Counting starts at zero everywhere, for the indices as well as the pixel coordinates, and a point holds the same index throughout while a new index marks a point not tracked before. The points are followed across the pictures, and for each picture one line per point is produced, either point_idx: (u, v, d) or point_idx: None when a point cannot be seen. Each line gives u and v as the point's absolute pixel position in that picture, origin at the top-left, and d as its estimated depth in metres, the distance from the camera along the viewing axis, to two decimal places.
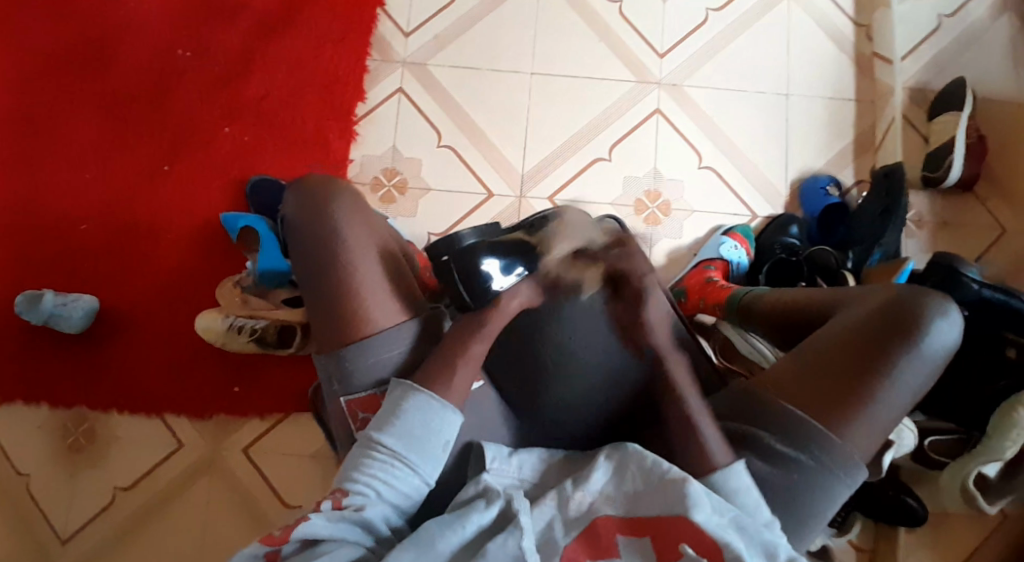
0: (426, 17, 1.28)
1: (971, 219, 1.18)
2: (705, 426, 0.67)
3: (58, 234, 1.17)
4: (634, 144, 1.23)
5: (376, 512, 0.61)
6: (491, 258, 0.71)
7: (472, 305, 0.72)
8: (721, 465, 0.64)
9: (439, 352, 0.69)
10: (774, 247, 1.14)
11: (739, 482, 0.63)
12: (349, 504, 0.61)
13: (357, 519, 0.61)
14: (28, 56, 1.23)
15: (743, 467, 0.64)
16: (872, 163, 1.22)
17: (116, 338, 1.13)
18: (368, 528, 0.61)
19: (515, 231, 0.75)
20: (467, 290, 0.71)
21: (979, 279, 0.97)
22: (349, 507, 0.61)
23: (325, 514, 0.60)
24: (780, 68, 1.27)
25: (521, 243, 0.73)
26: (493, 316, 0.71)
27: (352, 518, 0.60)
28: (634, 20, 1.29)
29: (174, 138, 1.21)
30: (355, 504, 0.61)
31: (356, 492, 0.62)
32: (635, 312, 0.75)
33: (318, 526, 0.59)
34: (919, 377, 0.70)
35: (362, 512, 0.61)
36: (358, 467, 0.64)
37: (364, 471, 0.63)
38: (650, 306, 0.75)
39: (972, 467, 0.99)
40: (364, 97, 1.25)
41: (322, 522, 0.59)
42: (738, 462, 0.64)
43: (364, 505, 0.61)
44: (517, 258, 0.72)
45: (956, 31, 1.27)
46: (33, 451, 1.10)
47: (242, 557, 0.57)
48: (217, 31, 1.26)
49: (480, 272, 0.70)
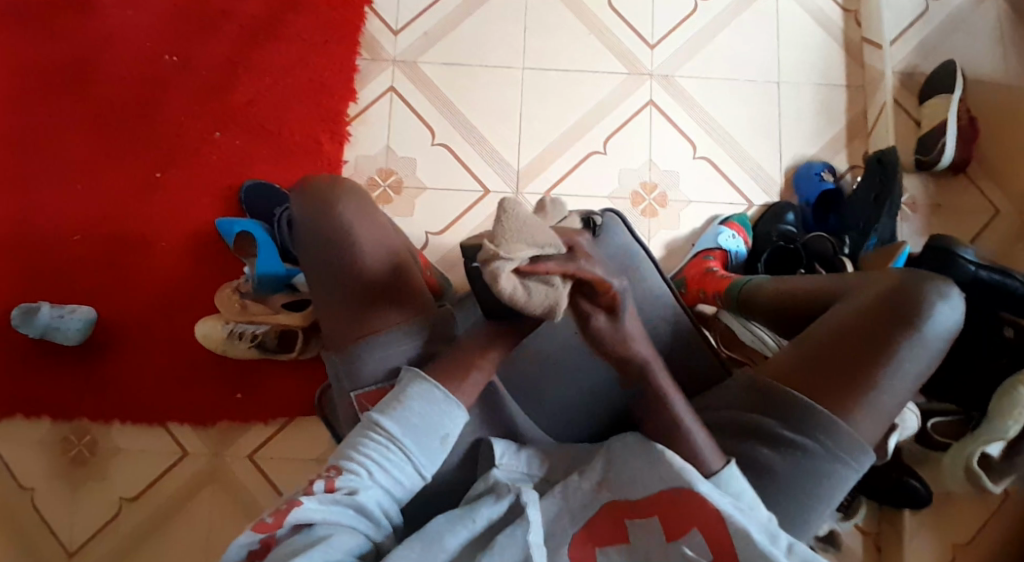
0: (416, 15, 1.28)
1: (963, 200, 1.19)
2: (681, 405, 0.65)
3: (53, 245, 1.16)
4: (628, 136, 1.23)
5: (369, 496, 0.61)
6: None
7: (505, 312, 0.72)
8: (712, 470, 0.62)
9: (452, 357, 0.69)
10: (771, 236, 1.14)
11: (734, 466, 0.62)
12: (342, 486, 0.61)
13: (350, 503, 0.60)
14: (16, 67, 1.22)
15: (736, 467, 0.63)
16: (864, 148, 1.23)
17: (114, 348, 1.12)
18: (362, 511, 0.60)
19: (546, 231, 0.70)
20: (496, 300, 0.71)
21: (975, 261, 0.99)
22: (342, 490, 0.60)
23: (318, 497, 0.59)
24: (771, 57, 1.27)
25: None
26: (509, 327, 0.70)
27: (345, 501, 0.60)
28: (624, 12, 1.29)
29: (166, 145, 1.20)
30: (348, 487, 0.61)
31: (350, 472, 0.62)
32: (613, 321, 0.60)
33: (311, 510, 0.58)
34: (920, 364, 0.70)
35: (355, 496, 0.60)
36: (354, 446, 0.64)
37: (360, 451, 0.63)
38: (626, 313, 0.60)
39: (974, 448, 0.99)
40: (356, 97, 1.24)
41: (315, 505, 0.58)
42: (730, 466, 0.63)
43: (358, 489, 0.61)
44: None
45: (943, 14, 1.28)
46: (36, 465, 1.09)
47: (235, 546, 0.56)
48: (205, 36, 1.24)
49: None
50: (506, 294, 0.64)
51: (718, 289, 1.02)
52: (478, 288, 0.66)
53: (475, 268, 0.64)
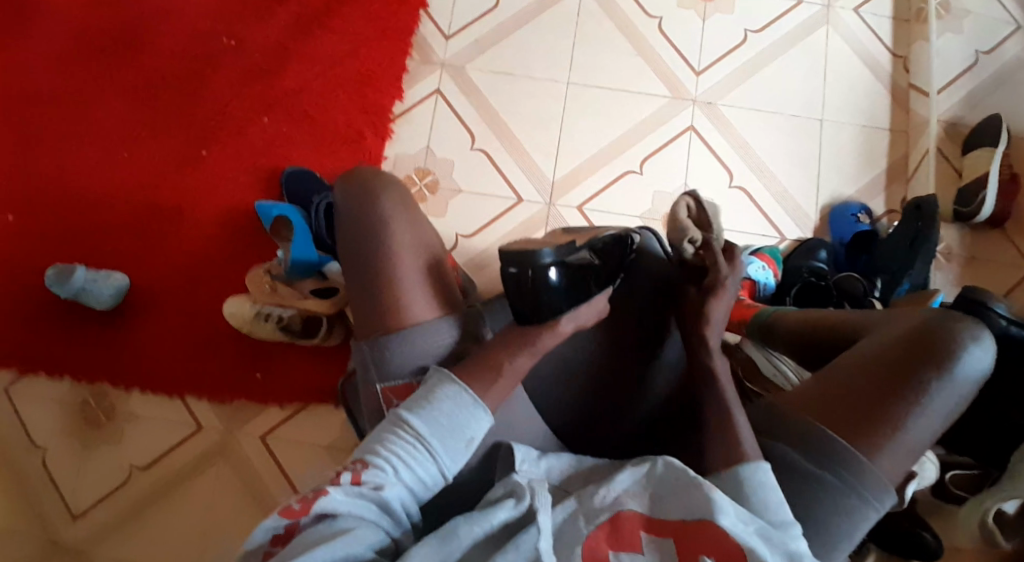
0: (467, 22, 1.30)
1: (998, 254, 1.18)
2: (739, 421, 0.66)
3: (93, 211, 1.18)
4: (666, 159, 1.24)
5: (393, 493, 0.61)
6: (563, 284, 0.70)
7: (529, 319, 0.71)
8: (748, 461, 0.63)
9: (484, 357, 0.69)
10: (802, 270, 1.13)
11: (764, 483, 0.62)
12: (367, 481, 0.61)
13: (374, 497, 0.60)
14: (77, 36, 1.26)
15: (767, 467, 0.62)
16: (902, 193, 1.23)
17: (141, 318, 1.14)
18: (384, 507, 0.61)
19: (583, 248, 0.72)
20: (525, 307, 0.71)
21: (1006, 316, 0.97)
22: (367, 484, 0.61)
23: (344, 488, 0.60)
24: (815, 94, 1.27)
25: (586, 274, 0.71)
26: (545, 334, 0.71)
27: (369, 496, 0.60)
28: (672, 37, 1.30)
29: (213, 126, 1.23)
30: (373, 482, 0.61)
31: (376, 467, 0.62)
32: (698, 306, 0.74)
33: (336, 501, 0.58)
34: (947, 405, 0.69)
35: (380, 491, 0.61)
36: (381, 442, 0.64)
37: (386, 447, 0.63)
38: (720, 300, 0.73)
39: (992, 503, 0.97)
40: (402, 96, 1.26)
41: (340, 497, 0.59)
42: (765, 461, 0.62)
43: (383, 485, 0.61)
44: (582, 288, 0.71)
45: (991, 68, 1.28)
46: (52, 425, 1.10)
47: (260, 529, 0.57)
48: (261, 24, 1.27)
49: (545, 295, 0.70)
50: (537, 295, 0.70)
51: (743, 318, 1.01)
52: (510, 291, 0.71)
53: (511, 271, 0.70)
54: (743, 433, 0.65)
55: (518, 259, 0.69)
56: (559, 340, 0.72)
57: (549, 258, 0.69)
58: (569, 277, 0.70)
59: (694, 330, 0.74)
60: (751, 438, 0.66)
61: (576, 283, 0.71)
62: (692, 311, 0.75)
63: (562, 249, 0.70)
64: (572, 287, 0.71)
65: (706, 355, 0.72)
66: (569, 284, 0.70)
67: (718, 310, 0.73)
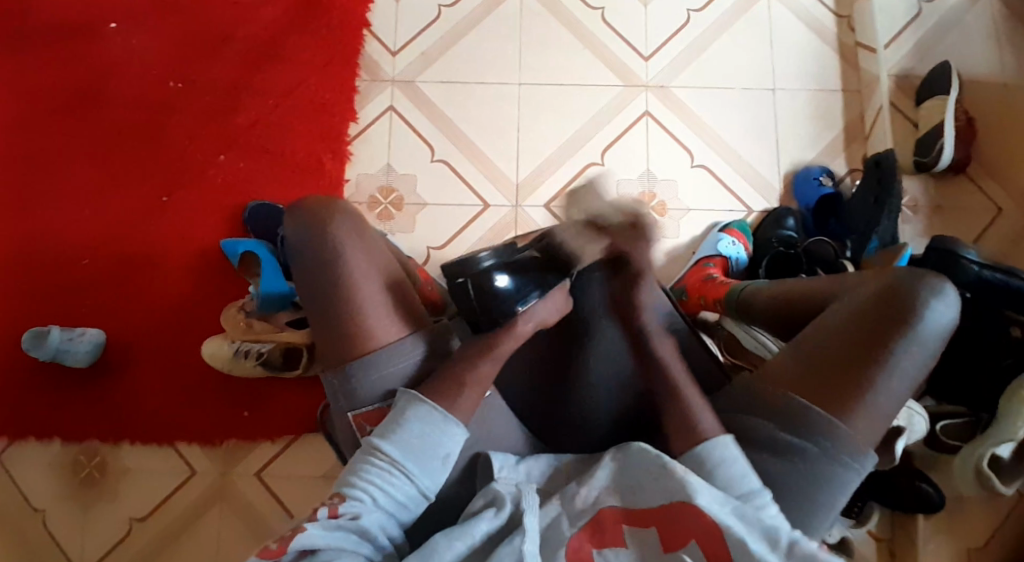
0: (413, 36, 1.30)
1: (964, 200, 1.18)
2: (690, 399, 0.68)
3: (62, 270, 1.18)
4: (625, 147, 1.24)
5: (372, 520, 0.61)
6: (507, 285, 0.69)
7: (483, 325, 0.72)
8: (709, 439, 0.64)
9: (451, 372, 0.69)
10: (771, 241, 1.14)
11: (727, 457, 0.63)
12: (345, 512, 0.61)
13: (353, 527, 0.60)
14: (27, 98, 1.26)
15: (731, 440, 0.64)
16: (862, 152, 1.23)
17: (123, 370, 1.14)
18: (365, 535, 0.61)
19: (529, 247, 0.71)
20: (479, 311, 0.71)
21: (977, 260, 0.98)
22: (345, 515, 0.61)
23: (321, 523, 0.60)
24: (765, 64, 1.28)
25: (537, 269, 0.71)
26: (505, 338, 0.71)
27: (348, 526, 0.60)
28: (617, 25, 1.30)
29: (172, 171, 1.22)
30: (350, 513, 0.61)
31: (353, 498, 0.62)
32: (631, 295, 0.76)
33: (314, 535, 0.58)
34: (917, 363, 0.69)
35: (358, 520, 0.61)
36: (357, 472, 0.64)
37: (362, 477, 0.63)
38: (647, 287, 0.76)
39: (985, 448, 0.97)
40: (356, 117, 1.26)
41: (318, 531, 0.59)
42: (726, 435, 0.64)
43: (360, 513, 0.61)
44: (533, 285, 0.71)
45: (935, 17, 1.28)
46: (46, 489, 1.10)
47: None
48: (208, 63, 1.27)
49: (494, 298, 0.70)
50: (484, 303, 0.70)
51: (718, 295, 1.02)
52: (458, 300, 0.72)
53: (455, 282, 0.70)
54: (698, 421, 0.66)
55: (462, 268, 0.70)
56: (519, 340, 0.72)
57: (489, 264, 0.69)
58: (512, 278, 0.69)
59: (629, 322, 0.77)
60: (695, 433, 0.65)
61: (524, 280, 0.70)
62: (616, 297, 0.77)
63: (500, 250, 0.71)
64: (526, 289, 0.70)
65: (650, 339, 0.74)
66: (514, 281, 0.70)
67: (648, 296, 0.77)
